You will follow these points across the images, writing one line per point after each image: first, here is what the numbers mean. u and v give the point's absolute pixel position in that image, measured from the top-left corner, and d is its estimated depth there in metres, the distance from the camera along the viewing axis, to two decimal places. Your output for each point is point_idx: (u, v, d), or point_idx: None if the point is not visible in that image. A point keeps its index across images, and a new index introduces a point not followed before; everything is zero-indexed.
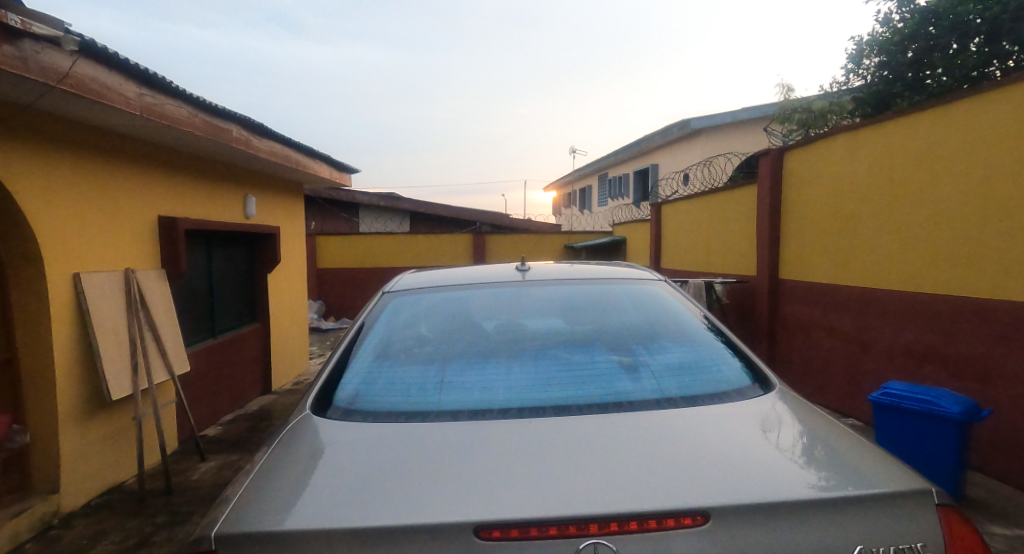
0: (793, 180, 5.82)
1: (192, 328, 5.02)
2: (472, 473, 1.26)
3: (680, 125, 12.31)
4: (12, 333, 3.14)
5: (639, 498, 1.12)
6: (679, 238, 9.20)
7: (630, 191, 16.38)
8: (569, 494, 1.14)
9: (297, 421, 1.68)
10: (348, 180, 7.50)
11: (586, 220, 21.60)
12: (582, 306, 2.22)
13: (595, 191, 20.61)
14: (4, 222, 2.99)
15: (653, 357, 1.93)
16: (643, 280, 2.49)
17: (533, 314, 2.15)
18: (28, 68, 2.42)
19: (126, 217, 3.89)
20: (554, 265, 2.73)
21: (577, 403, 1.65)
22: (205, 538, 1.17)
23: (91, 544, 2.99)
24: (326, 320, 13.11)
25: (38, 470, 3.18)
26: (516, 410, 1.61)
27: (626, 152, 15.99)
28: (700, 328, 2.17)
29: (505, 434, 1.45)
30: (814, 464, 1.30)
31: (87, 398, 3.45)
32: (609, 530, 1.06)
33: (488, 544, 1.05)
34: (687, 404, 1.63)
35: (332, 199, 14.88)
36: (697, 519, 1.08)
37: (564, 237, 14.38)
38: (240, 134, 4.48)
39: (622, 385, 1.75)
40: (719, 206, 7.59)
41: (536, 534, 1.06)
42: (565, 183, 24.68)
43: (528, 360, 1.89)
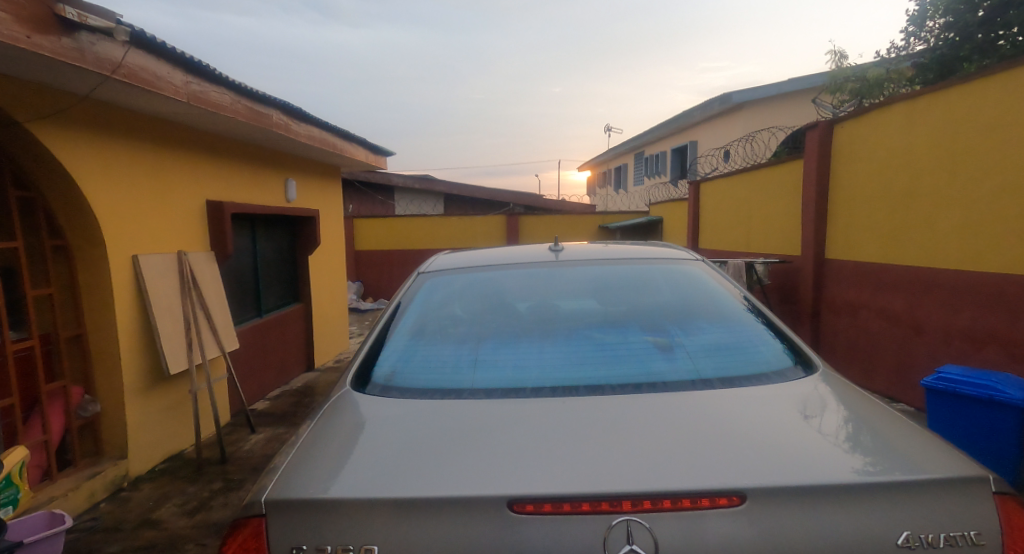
0: (843, 154, 5.61)
1: (239, 307, 5.24)
2: (506, 449, 1.31)
3: (720, 100, 11.96)
4: (80, 310, 3.37)
5: (673, 478, 1.15)
6: (718, 218, 9.02)
7: (667, 169, 16.06)
8: (603, 471, 1.19)
9: (339, 397, 1.77)
10: (384, 164, 7.60)
11: (621, 200, 21.31)
12: (616, 285, 2.24)
13: (630, 170, 20.24)
14: (70, 206, 3.19)
15: (688, 337, 1.93)
16: (682, 260, 2.47)
17: (566, 295, 2.18)
18: (85, 59, 2.55)
19: (177, 203, 4.06)
20: (590, 245, 2.74)
21: (611, 383, 1.67)
22: (257, 503, 1.26)
23: (156, 506, 3.22)
24: (365, 302, 13.47)
25: (108, 437, 3.44)
26: (550, 389, 1.66)
27: (663, 129, 15.65)
28: (739, 309, 2.15)
29: (538, 412, 1.50)
30: (858, 449, 1.30)
31: (149, 372, 3.68)
32: (641, 508, 1.10)
33: (522, 517, 1.11)
34: (723, 386, 1.64)
35: (368, 182, 15.10)
36: (732, 500, 1.11)
37: (600, 217, 14.26)
38: (279, 118, 4.59)
39: (657, 365, 1.77)
40: (761, 182, 7.39)
41: (569, 509, 1.11)
42: (600, 162, 24.39)
43: (561, 340, 1.93)
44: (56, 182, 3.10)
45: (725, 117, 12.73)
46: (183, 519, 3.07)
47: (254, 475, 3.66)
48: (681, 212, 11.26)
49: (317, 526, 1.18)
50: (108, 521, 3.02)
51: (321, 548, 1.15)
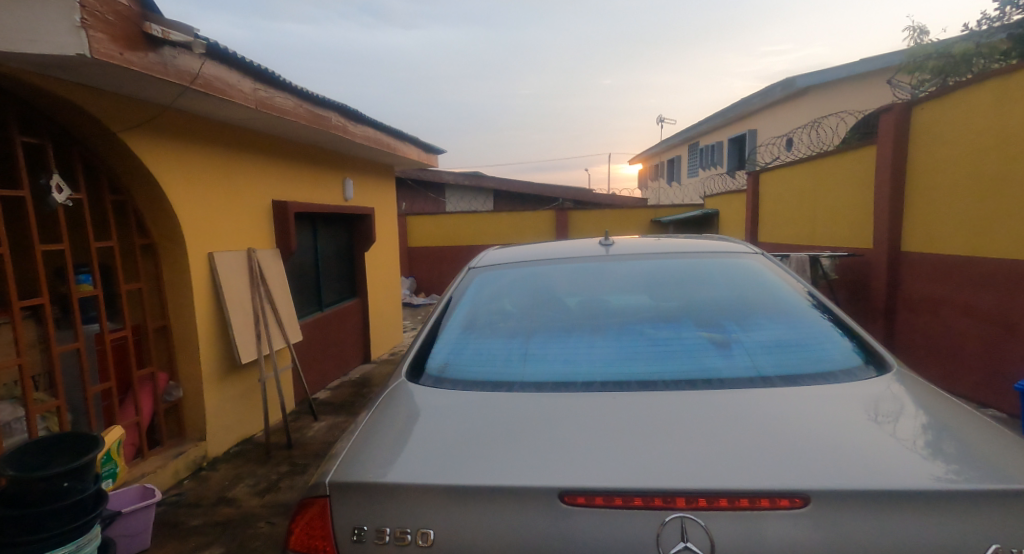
0: (924, 140, 5.31)
1: (301, 302, 5.51)
2: (559, 441, 1.34)
3: (783, 85, 11.47)
4: (165, 304, 3.65)
5: (729, 476, 1.16)
6: (780, 209, 8.71)
7: (724, 160, 15.56)
8: (657, 465, 1.21)
9: (396, 386, 1.87)
10: (436, 162, 7.75)
11: (675, 193, 20.81)
12: (669, 280, 2.23)
13: (684, 162, 19.73)
14: (154, 208, 3.47)
15: (746, 334, 1.91)
16: (742, 255, 2.42)
17: (617, 290, 2.19)
18: (167, 72, 2.77)
19: (247, 203, 4.32)
20: (641, 239, 2.73)
21: (664, 379, 1.68)
22: (322, 484, 1.37)
23: (231, 485, 3.46)
24: (418, 297, 13.83)
25: (189, 420, 3.73)
26: (601, 384, 1.68)
27: (721, 118, 15.18)
28: (803, 304, 2.10)
29: (590, 406, 1.53)
30: (938, 456, 1.26)
31: (224, 360, 3.94)
32: (696, 506, 1.12)
33: (573, 509, 1.16)
34: (784, 383, 1.62)
35: (420, 180, 15.40)
36: (795, 502, 1.12)
37: (652, 210, 14.01)
38: (338, 120, 4.79)
39: (712, 361, 1.77)
40: (829, 171, 7.08)
41: (620, 503, 1.14)
42: (652, 154, 23.91)
43: (612, 335, 1.95)
44: (141, 185, 3.37)
45: (789, 103, 12.20)
46: (255, 498, 3.29)
47: (317, 460, 3.86)
48: (739, 204, 10.93)
49: (377, 508, 1.27)
50: (190, 497, 3.28)
51: (381, 529, 1.25)
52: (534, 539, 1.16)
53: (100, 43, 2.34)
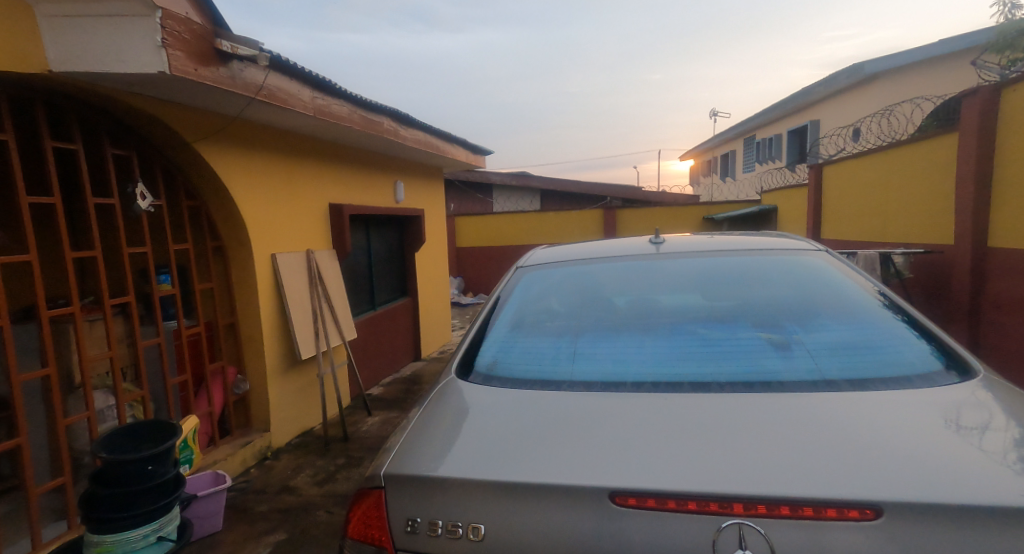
0: (1011, 127, 4.95)
1: (355, 301, 5.71)
2: (612, 440, 1.36)
3: (849, 72, 10.92)
4: (232, 303, 3.88)
5: (787, 483, 1.15)
6: (846, 204, 8.34)
7: (784, 153, 14.98)
8: (712, 469, 1.21)
9: (447, 383, 1.94)
10: (484, 162, 7.85)
11: (729, 189, 20.20)
12: (724, 279, 2.20)
13: (740, 157, 19.11)
14: (223, 212, 3.69)
15: (808, 335, 1.86)
16: (805, 252, 2.35)
17: (670, 290, 2.17)
18: (236, 84, 2.95)
19: (307, 206, 4.52)
20: (694, 237, 2.69)
21: (719, 381, 1.66)
22: (379, 475, 1.45)
23: (293, 475, 3.64)
24: (467, 296, 14.02)
25: (255, 412, 3.95)
26: (652, 384, 1.68)
27: (780, 110, 14.60)
28: (872, 304, 2.03)
29: (641, 406, 1.53)
30: (1022, 469, 1.20)
31: (285, 356, 4.15)
32: (755, 513, 1.12)
33: (624, 510, 1.17)
34: (850, 387, 1.58)
35: (468, 181, 15.61)
36: (865, 513, 1.10)
37: (705, 207, 13.67)
38: (390, 125, 4.94)
39: (771, 363, 1.73)
40: (903, 164, 6.72)
41: (674, 507, 1.15)
42: (705, 149, 23.27)
43: (663, 335, 1.94)
44: (213, 192, 3.60)
45: (855, 91, 11.61)
46: (314, 488, 3.45)
47: (372, 454, 4.00)
48: (799, 199, 10.51)
49: (431, 501, 1.32)
50: (256, 484, 3.48)
51: (434, 522, 1.30)
52: (586, 539, 1.18)
53: (177, 60, 2.53)
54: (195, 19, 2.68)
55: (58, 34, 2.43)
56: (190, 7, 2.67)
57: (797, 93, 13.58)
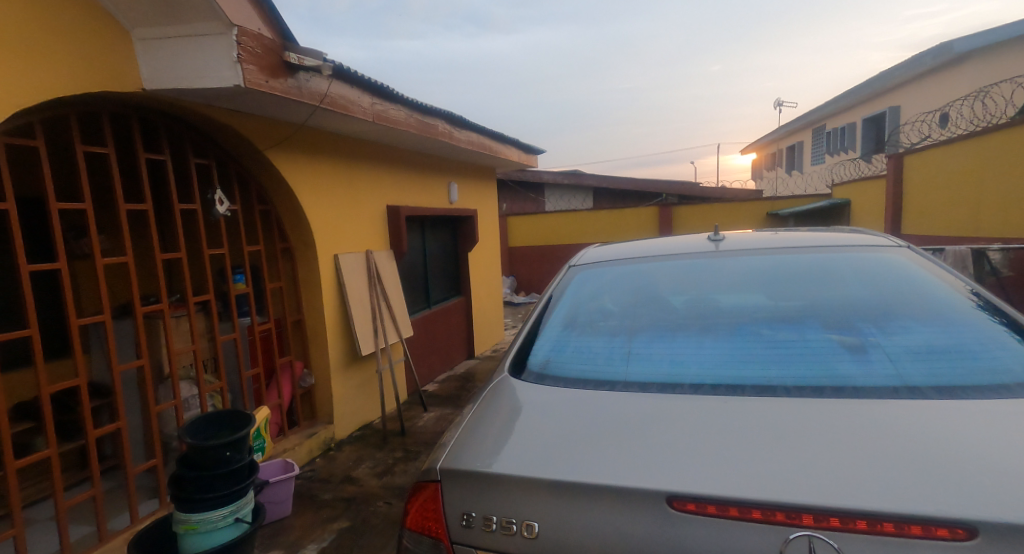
0: None
1: (411, 300, 5.88)
2: (669, 441, 1.35)
3: (936, 53, 10.17)
4: (299, 301, 4.09)
5: (862, 495, 1.11)
6: (932, 197, 7.80)
7: (859, 143, 14.15)
8: (775, 475, 1.19)
9: (500, 380, 1.98)
10: (536, 162, 7.88)
11: (797, 182, 19.30)
12: (789, 278, 2.12)
13: (808, 149, 18.22)
14: (291, 215, 3.90)
15: (885, 338, 1.78)
16: (881, 248, 2.24)
17: (731, 288, 2.12)
18: (302, 94, 3.11)
19: (367, 208, 4.68)
20: (755, 233, 2.62)
21: (785, 385, 1.61)
22: (436, 470, 1.51)
23: (355, 466, 3.80)
24: (520, 296, 14.12)
25: (319, 405, 4.16)
26: (711, 386, 1.66)
27: (854, 97, 13.81)
28: (963, 304, 1.91)
29: (700, 407, 1.51)
30: None
31: (347, 352, 4.33)
32: (827, 525, 1.09)
33: (682, 515, 1.17)
34: (935, 394, 1.50)
35: (521, 181, 15.70)
36: (958, 532, 1.05)
37: (768, 203, 13.13)
38: (444, 127, 5.05)
39: (845, 367, 1.67)
40: (998, 151, 6.21)
41: (736, 514, 1.14)
42: (770, 142, 22.33)
43: (723, 336, 1.91)
44: (282, 196, 3.81)
45: (940, 74, 10.83)
46: (374, 479, 3.59)
47: (428, 449, 4.11)
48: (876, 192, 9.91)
49: (486, 497, 1.37)
50: (321, 473, 3.66)
51: (488, 517, 1.35)
52: (644, 541, 1.19)
53: (251, 74, 2.71)
54: (266, 34, 2.86)
55: (152, 52, 2.68)
56: (261, 22, 2.85)
57: (874, 78, 12.78)
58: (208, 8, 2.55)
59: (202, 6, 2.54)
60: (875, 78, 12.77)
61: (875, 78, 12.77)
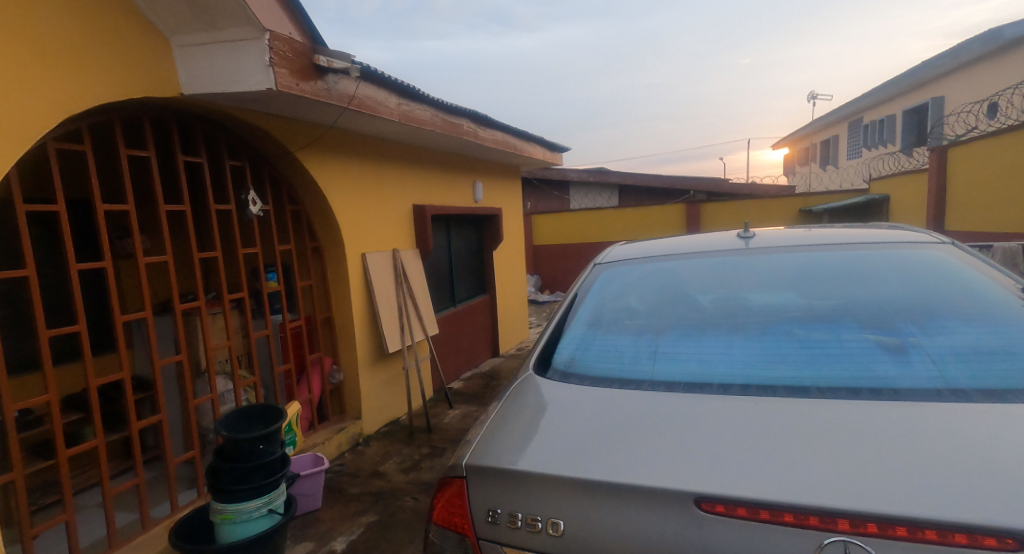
0: None
1: (436, 298, 5.94)
2: (697, 442, 1.34)
3: (985, 39, 9.78)
4: (328, 299, 4.17)
5: (900, 501, 1.09)
6: (979, 190, 7.52)
7: (900, 136, 13.71)
8: (807, 478, 1.17)
9: (525, 378, 1.99)
10: (561, 160, 7.87)
11: (832, 177, 18.80)
12: (823, 275, 2.08)
13: (844, 142, 17.72)
14: (320, 215, 3.98)
15: (927, 338, 1.74)
16: (922, 244, 2.17)
17: (762, 286, 2.09)
18: (331, 96, 3.18)
19: (393, 207, 4.74)
20: (787, 230, 2.56)
21: (818, 385, 1.59)
22: (461, 466, 1.53)
23: (382, 461, 3.86)
24: (543, 294, 14.12)
25: (348, 401, 4.23)
26: (741, 386, 1.64)
27: (895, 87, 13.37)
28: (1013, 303, 1.84)
29: (729, 408, 1.50)
30: None
31: (374, 349, 4.39)
32: (864, 531, 1.07)
33: (710, 516, 1.16)
34: (981, 397, 1.45)
35: (545, 179, 15.67)
36: (1004, 542, 1.02)
37: (801, 199, 12.82)
38: (470, 126, 5.08)
39: (884, 368, 1.63)
40: None
41: (767, 517, 1.13)
42: (804, 136, 21.77)
43: (753, 335, 1.89)
44: (311, 196, 3.89)
45: (988, 63, 10.41)
46: (401, 474, 3.65)
47: (453, 445, 4.15)
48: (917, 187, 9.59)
49: (511, 494, 1.38)
50: (350, 467, 3.73)
51: (514, 514, 1.36)
52: (673, 541, 1.18)
53: (282, 77, 2.78)
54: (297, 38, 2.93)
55: (190, 58, 2.78)
56: (292, 27, 2.92)
57: (917, 68, 12.36)
58: (243, 14, 2.63)
59: (236, 12, 2.62)
60: (917, 67, 12.35)
61: (918, 68, 12.36)
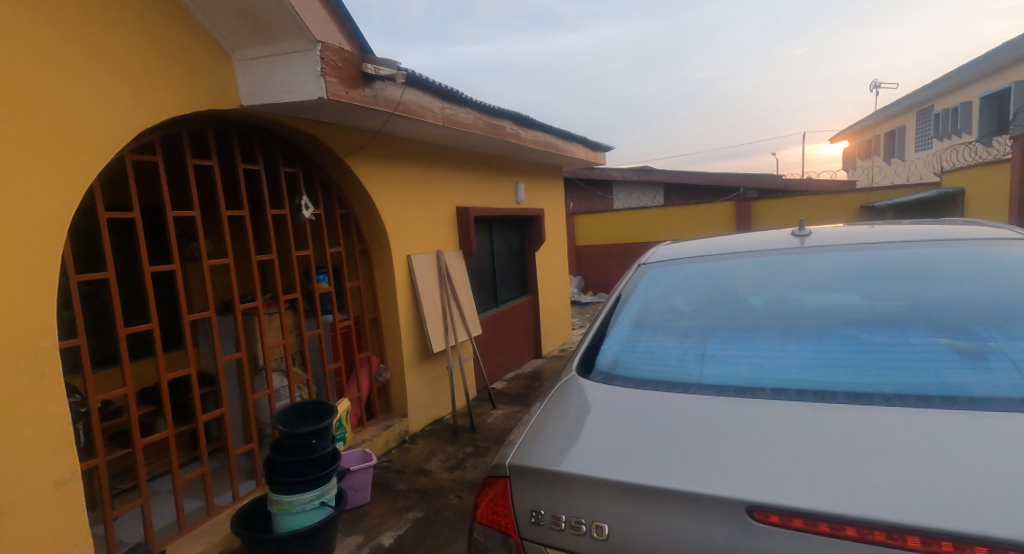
0: None
1: (479, 299, 6.01)
2: (750, 449, 1.31)
3: None
4: (375, 300, 4.29)
5: (976, 517, 1.03)
6: None
7: (976, 125, 12.87)
8: (870, 491, 1.12)
9: (569, 379, 2.00)
10: (604, 159, 7.81)
11: (898, 170, 17.85)
12: (886, 274, 1.98)
13: (912, 133, 16.80)
14: (369, 218, 4.10)
15: (1009, 342, 1.63)
16: (1003, 238, 2.03)
17: (819, 287, 2.01)
18: (378, 102, 3.27)
19: (437, 210, 4.83)
20: (844, 227, 2.46)
21: (883, 392, 1.53)
22: (505, 466, 1.55)
23: (428, 459, 3.94)
24: (587, 295, 14.05)
25: (394, 399, 4.34)
26: (797, 391, 1.59)
27: (972, 72, 12.56)
28: None
29: (783, 414, 1.46)
30: None
31: (420, 349, 4.48)
32: (935, 549, 1.02)
33: (763, 526, 1.13)
34: None
35: (588, 179, 15.57)
36: None
37: (862, 194, 12.23)
38: (512, 128, 5.11)
39: (956, 375, 1.55)
40: None
41: (826, 529, 1.09)
42: (866, 127, 20.73)
43: (809, 339, 1.83)
44: (360, 200, 4.01)
45: None
46: (446, 472, 3.71)
47: (497, 445, 4.18)
48: None
49: (555, 497, 1.39)
50: (397, 464, 3.82)
51: (558, 516, 1.37)
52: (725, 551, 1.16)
53: (333, 86, 2.88)
54: (346, 47, 3.03)
55: (248, 71, 2.93)
56: (342, 37, 3.02)
57: (996, 51, 11.58)
58: (296, 27, 2.74)
59: (290, 25, 2.73)
60: (996, 51, 11.57)
61: (996, 51, 11.57)
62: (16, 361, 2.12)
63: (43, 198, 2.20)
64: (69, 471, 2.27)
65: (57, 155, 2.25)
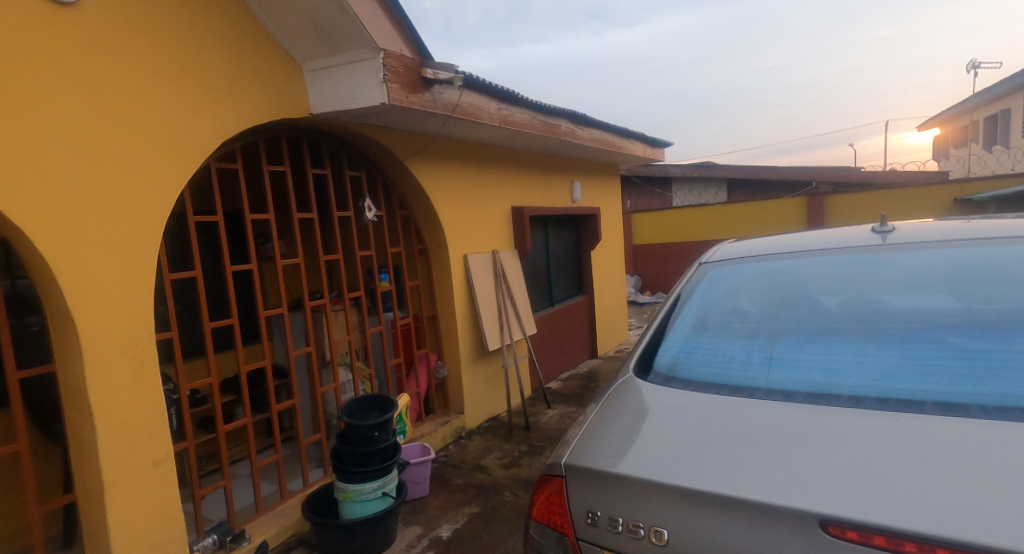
0: None
1: (534, 298, 6.03)
2: (820, 460, 1.26)
3: None
4: (434, 299, 4.39)
5: None
6: None
7: None
8: (961, 510, 1.05)
9: (625, 380, 1.99)
10: (662, 155, 7.63)
11: (1001, 157, 16.34)
12: (979, 273, 1.84)
13: (1017, 117, 15.32)
14: (428, 219, 4.21)
15: None
16: None
17: (901, 287, 1.90)
18: (437, 106, 3.35)
19: (493, 209, 4.89)
20: (925, 223, 2.30)
21: (976, 404, 1.43)
22: (561, 466, 1.56)
23: (484, 455, 4.00)
24: (645, 295, 13.83)
25: (451, 395, 4.43)
26: (875, 399, 1.52)
27: None
28: None
29: (858, 423, 1.39)
30: None
31: (476, 347, 4.56)
32: None
33: (839, 542, 1.08)
34: None
35: (647, 176, 15.29)
36: None
37: (955, 186, 11.27)
38: (568, 126, 5.10)
39: None
40: None
41: (911, 549, 1.03)
42: (960, 112, 19.08)
43: (888, 344, 1.73)
44: (420, 201, 4.12)
45: None
46: (503, 469, 3.75)
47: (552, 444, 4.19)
48: None
49: (614, 499, 1.38)
50: (454, 459, 3.90)
51: (615, 519, 1.36)
52: None
53: (394, 92, 2.98)
54: (407, 53, 3.12)
55: (317, 80, 3.08)
56: (403, 43, 3.11)
57: None
58: (361, 36, 2.86)
59: (354, 35, 2.85)
60: None
61: None
62: (121, 350, 2.32)
63: (141, 201, 2.41)
64: (165, 451, 2.46)
65: (154, 162, 2.45)
